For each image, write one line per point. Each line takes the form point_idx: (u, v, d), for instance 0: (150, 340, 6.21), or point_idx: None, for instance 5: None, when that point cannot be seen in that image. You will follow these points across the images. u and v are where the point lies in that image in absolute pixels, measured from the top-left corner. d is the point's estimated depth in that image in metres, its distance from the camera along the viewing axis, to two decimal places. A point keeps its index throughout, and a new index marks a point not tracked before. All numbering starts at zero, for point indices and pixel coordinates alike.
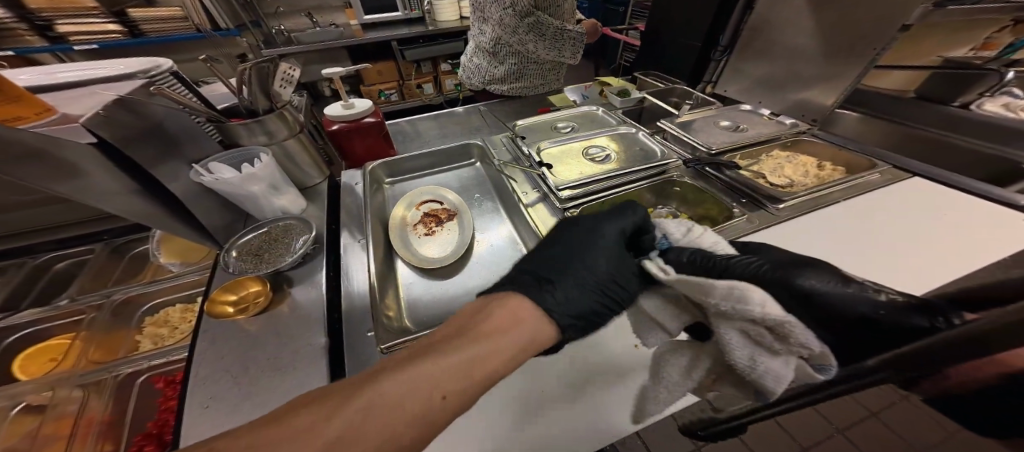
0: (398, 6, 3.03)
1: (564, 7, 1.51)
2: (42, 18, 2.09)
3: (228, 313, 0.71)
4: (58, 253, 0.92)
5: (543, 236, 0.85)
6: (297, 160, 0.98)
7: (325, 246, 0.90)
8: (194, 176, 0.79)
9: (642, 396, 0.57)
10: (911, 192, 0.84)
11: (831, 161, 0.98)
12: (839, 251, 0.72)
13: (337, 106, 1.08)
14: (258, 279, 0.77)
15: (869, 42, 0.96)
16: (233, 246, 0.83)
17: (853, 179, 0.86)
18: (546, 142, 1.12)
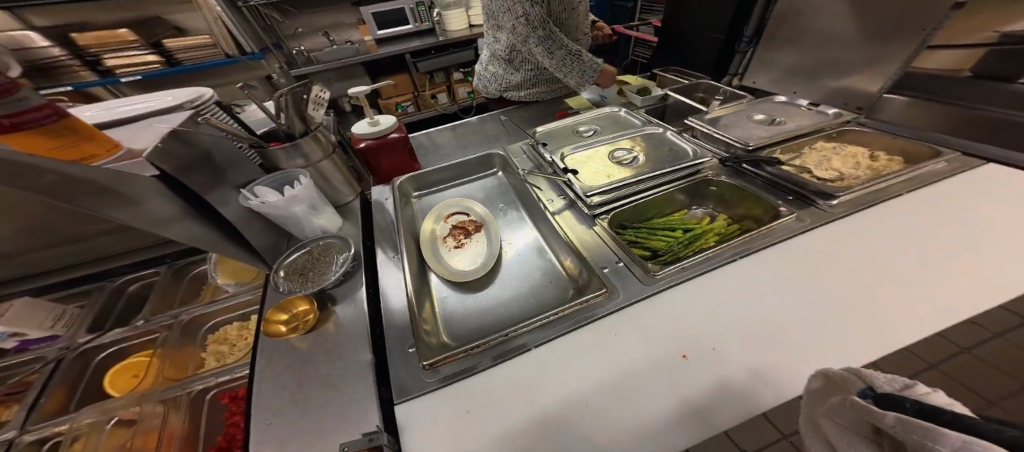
0: (410, 20, 3.09)
1: (576, 10, 1.51)
2: (90, 53, 2.25)
3: (280, 332, 0.74)
4: (133, 275, 1.02)
5: (574, 244, 0.83)
6: (331, 179, 1.01)
7: (363, 262, 0.91)
8: (242, 201, 0.85)
9: (688, 404, 0.54)
10: (982, 181, 0.76)
11: (884, 151, 0.91)
12: (903, 250, 0.67)
13: (363, 124, 1.11)
14: (307, 298, 0.81)
15: (914, 22, 0.89)
16: (281, 266, 0.88)
17: (913, 171, 0.80)
18: (568, 147, 1.09)
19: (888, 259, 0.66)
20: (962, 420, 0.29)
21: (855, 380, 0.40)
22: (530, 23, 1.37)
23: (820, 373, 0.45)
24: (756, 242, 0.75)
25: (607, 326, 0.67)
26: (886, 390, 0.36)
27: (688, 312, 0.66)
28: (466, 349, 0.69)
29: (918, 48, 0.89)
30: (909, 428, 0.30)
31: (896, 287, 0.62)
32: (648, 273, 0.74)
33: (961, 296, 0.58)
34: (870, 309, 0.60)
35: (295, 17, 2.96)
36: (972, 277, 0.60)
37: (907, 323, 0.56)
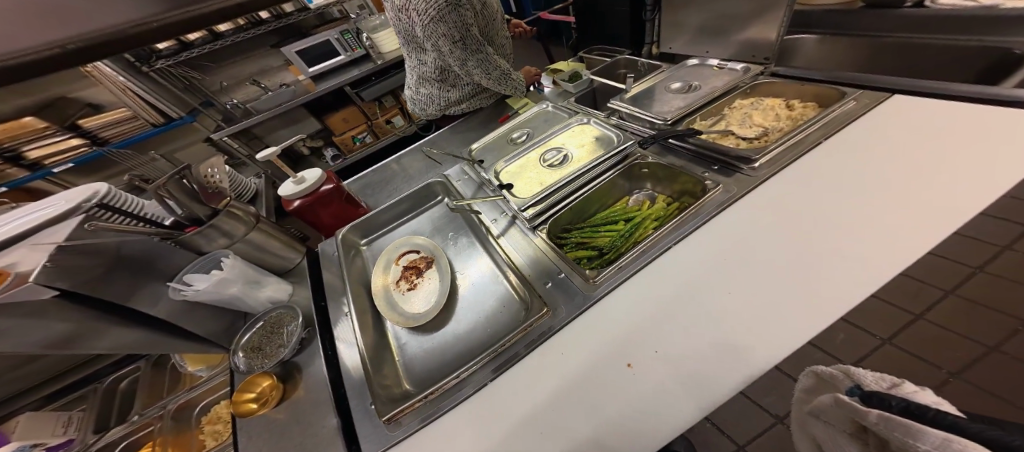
0: (339, 50, 2.97)
1: (496, 24, 1.58)
2: (6, 149, 2.12)
3: (252, 408, 0.66)
4: (121, 372, 0.91)
5: (518, 265, 0.84)
6: (274, 249, 0.94)
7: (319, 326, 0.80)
8: (175, 295, 0.72)
9: (633, 414, 0.57)
10: (892, 110, 0.78)
11: (800, 98, 0.91)
12: (821, 203, 0.68)
13: (290, 184, 1.06)
14: (269, 371, 0.71)
15: None
16: (237, 346, 0.77)
17: (827, 114, 0.80)
18: (500, 162, 1.07)
19: (814, 218, 0.67)
20: (941, 419, 0.36)
21: (844, 379, 0.47)
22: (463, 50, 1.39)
23: (813, 371, 0.52)
24: (690, 222, 0.75)
25: (555, 346, 0.68)
26: (873, 387, 0.44)
27: (627, 315, 0.67)
28: (421, 397, 0.66)
29: None
30: (889, 425, 0.38)
31: (823, 249, 0.63)
32: (588, 280, 0.74)
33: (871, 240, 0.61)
34: (797, 279, 0.62)
35: (215, 71, 2.75)
36: (890, 223, 0.62)
37: (830, 288, 0.59)
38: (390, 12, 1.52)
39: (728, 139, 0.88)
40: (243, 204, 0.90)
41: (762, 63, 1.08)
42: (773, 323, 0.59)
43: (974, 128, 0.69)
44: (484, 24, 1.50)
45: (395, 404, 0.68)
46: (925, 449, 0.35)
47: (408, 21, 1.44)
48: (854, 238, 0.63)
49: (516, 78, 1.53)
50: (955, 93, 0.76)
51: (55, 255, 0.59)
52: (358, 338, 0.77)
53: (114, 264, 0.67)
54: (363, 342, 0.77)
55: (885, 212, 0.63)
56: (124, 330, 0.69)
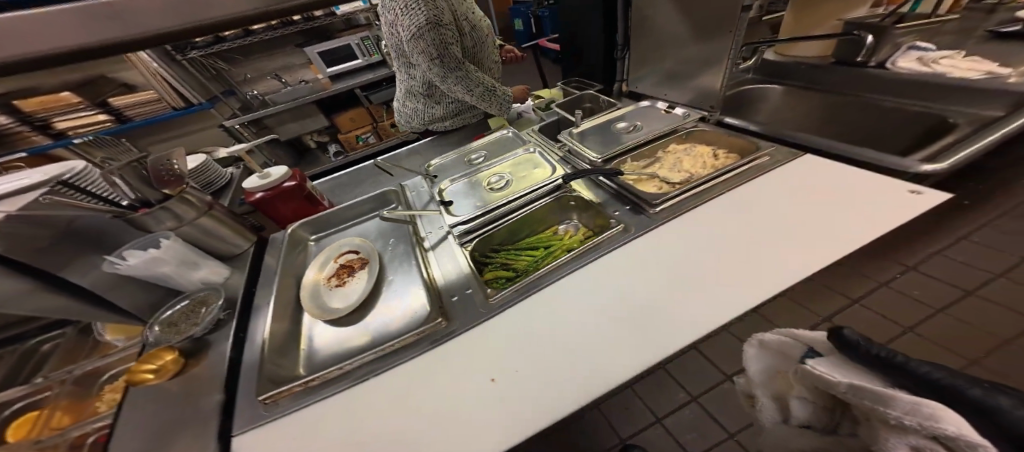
0: (356, 54, 3.14)
1: (484, 48, 1.68)
2: (38, 118, 2.33)
3: (147, 377, 0.71)
4: (44, 336, 1.02)
5: (432, 277, 0.89)
6: (220, 235, 1.02)
7: (240, 309, 0.89)
8: (107, 268, 0.79)
9: (472, 430, 0.57)
10: (790, 172, 0.86)
11: (726, 148, 0.99)
12: (706, 253, 0.73)
13: (255, 178, 1.14)
14: (175, 346, 0.77)
15: (725, 25, 1.00)
16: (155, 321, 0.85)
17: (739, 167, 0.89)
18: (449, 181, 1.14)
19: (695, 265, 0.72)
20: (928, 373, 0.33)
21: (794, 344, 0.44)
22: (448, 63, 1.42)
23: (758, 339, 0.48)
24: (590, 254, 0.83)
25: (438, 354, 0.72)
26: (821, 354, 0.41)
27: (504, 334, 0.72)
28: (301, 382, 0.71)
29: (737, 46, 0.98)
30: (858, 393, 0.34)
31: (691, 292, 0.67)
32: (487, 298, 0.80)
33: (735, 289, 0.64)
34: (660, 316, 0.65)
35: (243, 64, 2.98)
36: (754, 279, 0.65)
37: (688, 326, 0.62)
38: (384, 28, 1.61)
39: (652, 181, 0.96)
40: (200, 192, 0.99)
41: (709, 110, 1.12)
42: (627, 354, 0.61)
43: (860, 201, 0.74)
44: (470, 44, 1.59)
45: (277, 385, 0.72)
46: (896, 414, 0.31)
47: (398, 38, 1.53)
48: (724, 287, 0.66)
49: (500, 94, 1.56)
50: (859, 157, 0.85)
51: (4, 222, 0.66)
52: (267, 325, 0.83)
53: (61, 235, 0.76)
54: (271, 330, 0.83)
55: (759, 264, 0.67)
56: (53, 294, 0.77)
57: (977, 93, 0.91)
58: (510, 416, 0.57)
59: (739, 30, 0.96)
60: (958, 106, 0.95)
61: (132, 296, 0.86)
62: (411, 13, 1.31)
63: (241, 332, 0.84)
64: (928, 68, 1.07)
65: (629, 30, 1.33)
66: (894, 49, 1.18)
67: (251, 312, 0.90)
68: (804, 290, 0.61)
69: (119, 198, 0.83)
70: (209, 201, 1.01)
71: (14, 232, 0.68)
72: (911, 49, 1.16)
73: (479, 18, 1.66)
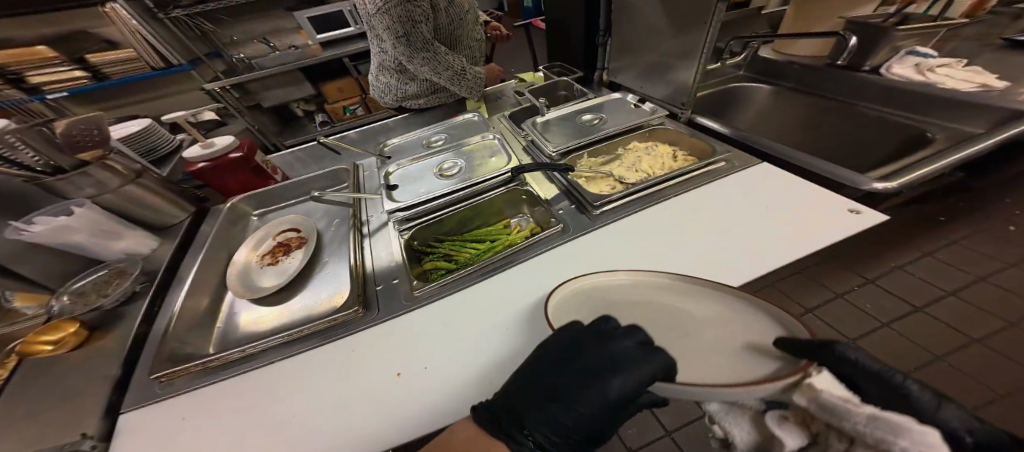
0: (347, 21, 2.98)
1: (463, 22, 1.55)
2: (10, 71, 2.18)
3: (43, 349, 0.69)
4: None
5: (360, 264, 0.84)
6: (152, 205, 0.97)
7: (158, 282, 0.86)
8: (9, 233, 0.75)
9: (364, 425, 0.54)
10: (749, 179, 0.80)
11: (688, 150, 0.94)
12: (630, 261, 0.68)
13: (198, 148, 1.06)
14: (79, 318, 0.74)
15: (704, 19, 0.93)
16: (66, 290, 0.82)
17: (693, 170, 0.83)
18: (396, 165, 1.08)
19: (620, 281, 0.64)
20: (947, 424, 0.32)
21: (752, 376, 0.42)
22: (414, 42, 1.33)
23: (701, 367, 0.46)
24: (524, 250, 0.79)
25: (347, 342, 0.68)
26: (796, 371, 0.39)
27: (420, 327, 0.68)
28: (200, 362, 0.67)
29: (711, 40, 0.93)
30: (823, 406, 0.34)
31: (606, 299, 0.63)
32: (411, 290, 0.76)
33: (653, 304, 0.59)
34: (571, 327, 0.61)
35: (230, 25, 2.86)
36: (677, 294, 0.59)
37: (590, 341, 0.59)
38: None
39: (607, 180, 0.94)
40: (128, 159, 0.94)
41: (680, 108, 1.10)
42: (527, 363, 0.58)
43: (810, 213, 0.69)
44: (446, 18, 1.47)
45: (176, 362, 0.69)
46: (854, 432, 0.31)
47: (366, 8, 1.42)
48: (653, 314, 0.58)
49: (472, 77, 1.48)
50: (808, 166, 0.85)
51: None
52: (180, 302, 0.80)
53: None
54: (185, 307, 0.80)
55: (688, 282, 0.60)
56: None
57: (969, 109, 0.88)
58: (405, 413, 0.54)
59: (715, 24, 0.90)
60: (941, 123, 0.92)
61: (42, 264, 0.83)
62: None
63: (155, 307, 0.80)
64: (921, 77, 1.00)
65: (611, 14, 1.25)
66: (892, 52, 1.10)
67: (170, 287, 0.86)
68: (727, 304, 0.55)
69: (24, 160, 0.78)
70: (138, 168, 0.95)
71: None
72: (909, 54, 1.08)
73: None
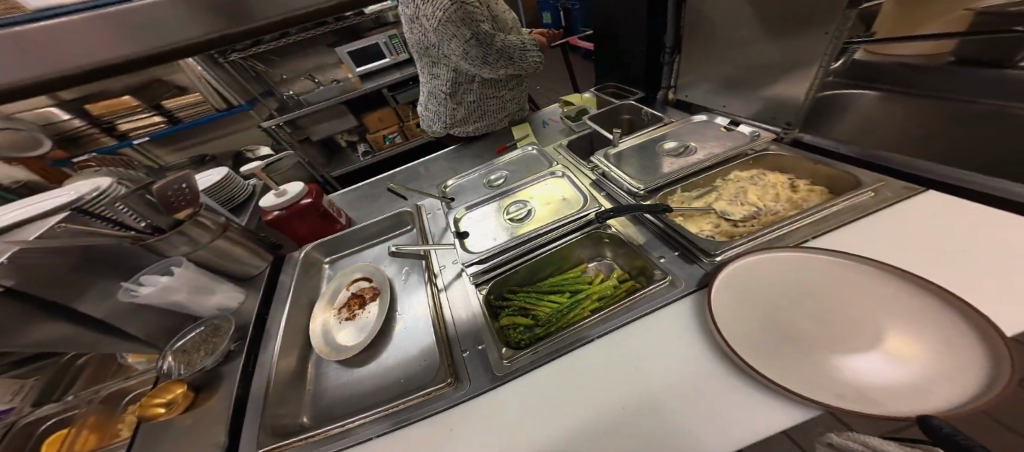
0: (386, 53, 3.07)
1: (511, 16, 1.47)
2: (105, 121, 2.48)
3: (158, 412, 0.69)
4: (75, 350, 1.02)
5: (439, 326, 0.78)
6: (236, 256, 0.99)
7: (250, 338, 0.85)
8: (123, 295, 0.77)
9: None
10: (907, 215, 0.65)
11: (808, 179, 0.80)
12: (770, 316, 0.59)
13: (271, 195, 1.06)
14: (184, 378, 0.74)
15: (819, 24, 0.80)
16: (170, 349, 0.82)
17: (823, 208, 0.70)
18: (463, 208, 1.03)
19: (775, 308, 0.60)
20: None
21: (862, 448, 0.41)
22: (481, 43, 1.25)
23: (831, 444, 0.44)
24: (626, 308, 0.70)
25: (444, 424, 0.61)
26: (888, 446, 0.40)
27: (517, 402, 0.61)
28: (303, 436, 0.65)
29: (834, 42, 0.79)
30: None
31: (746, 350, 0.55)
32: (500, 358, 0.68)
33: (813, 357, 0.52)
34: (710, 401, 0.53)
35: (279, 64, 2.95)
36: (835, 341, 0.53)
37: (751, 417, 0.49)
38: (407, 26, 1.50)
39: (707, 218, 0.82)
40: (214, 213, 0.96)
41: (783, 128, 0.96)
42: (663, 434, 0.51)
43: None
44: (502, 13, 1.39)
45: (280, 437, 0.67)
46: None
47: (420, 33, 1.40)
48: (819, 351, 0.52)
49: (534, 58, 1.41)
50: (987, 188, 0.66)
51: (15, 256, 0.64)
52: (274, 363, 0.79)
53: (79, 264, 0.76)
54: (277, 369, 0.78)
55: (859, 321, 0.54)
56: (62, 324, 0.76)
57: None
58: None
59: (840, 27, 0.77)
60: None
61: (144, 323, 0.85)
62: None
63: (250, 366, 0.79)
64: None
65: (683, 27, 1.15)
66: None
67: (262, 343, 0.86)
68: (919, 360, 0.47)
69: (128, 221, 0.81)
70: (224, 222, 0.97)
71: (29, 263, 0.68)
72: None
73: (509, 11, 1.46)
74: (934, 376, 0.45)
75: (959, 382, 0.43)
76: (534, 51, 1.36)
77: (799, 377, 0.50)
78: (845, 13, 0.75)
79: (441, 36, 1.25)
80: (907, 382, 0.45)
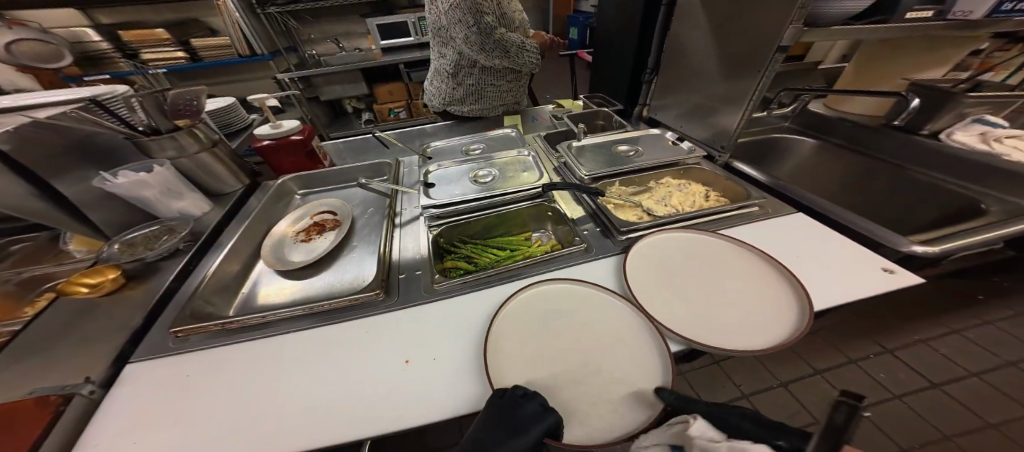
0: (410, 32, 3.18)
1: (521, 15, 1.60)
2: (132, 48, 2.58)
3: (80, 290, 0.77)
4: (14, 236, 1.06)
5: (387, 253, 0.90)
6: (216, 173, 1.10)
7: (201, 242, 0.96)
8: (96, 182, 0.90)
9: (375, 398, 0.59)
10: (782, 226, 0.79)
11: (721, 192, 0.96)
12: (668, 279, 0.71)
13: (267, 126, 1.18)
14: (119, 266, 0.83)
15: (757, 63, 0.94)
16: (117, 240, 0.94)
17: (722, 211, 0.84)
18: (435, 166, 1.15)
19: (673, 275, 0.72)
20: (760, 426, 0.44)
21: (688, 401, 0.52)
22: (481, 31, 1.39)
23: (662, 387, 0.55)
24: (543, 262, 0.82)
25: (365, 325, 0.73)
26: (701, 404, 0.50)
27: (432, 320, 0.72)
28: (219, 323, 0.73)
29: (764, 81, 0.94)
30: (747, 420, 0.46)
31: (645, 301, 0.67)
32: (432, 285, 0.80)
33: (689, 309, 0.65)
34: (602, 338, 0.64)
35: (309, 25, 3.16)
36: (710, 300, 0.65)
37: (627, 355, 0.61)
38: (426, 7, 1.64)
39: (635, 210, 0.95)
40: (209, 130, 1.09)
41: (720, 151, 1.11)
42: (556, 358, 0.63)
43: (840, 269, 0.66)
44: (513, 11, 1.53)
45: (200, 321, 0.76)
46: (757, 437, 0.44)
47: (436, 14, 1.55)
48: (698, 312, 0.64)
49: (532, 57, 1.54)
50: (867, 233, 0.77)
51: (22, 128, 0.79)
52: (216, 265, 0.88)
53: (73, 146, 0.88)
54: (221, 269, 0.88)
55: (732, 288, 0.66)
56: (33, 198, 0.86)
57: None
58: (426, 399, 0.58)
59: (769, 69, 0.91)
60: (999, 195, 0.89)
61: (105, 208, 0.95)
62: None
63: (191, 264, 0.90)
64: (987, 146, 0.97)
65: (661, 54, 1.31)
66: (957, 118, 1.06)
67: (209, 250, 0.96)
68: (759, 321, 0.59)
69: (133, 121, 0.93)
70: (215, 139, 1.10)
71: (27, 135, 0.80)
72: (975, 122, 1.04)
73: (520, 11, 1.60)
74: (759, 331, 0.58)
75: (776, 338, 0.56)
76: (531, 48, 1.49)
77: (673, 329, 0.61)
78: (774, 55, 0.89)
79: (449, 17, 1.39)
80: (740, 331, 0.59)
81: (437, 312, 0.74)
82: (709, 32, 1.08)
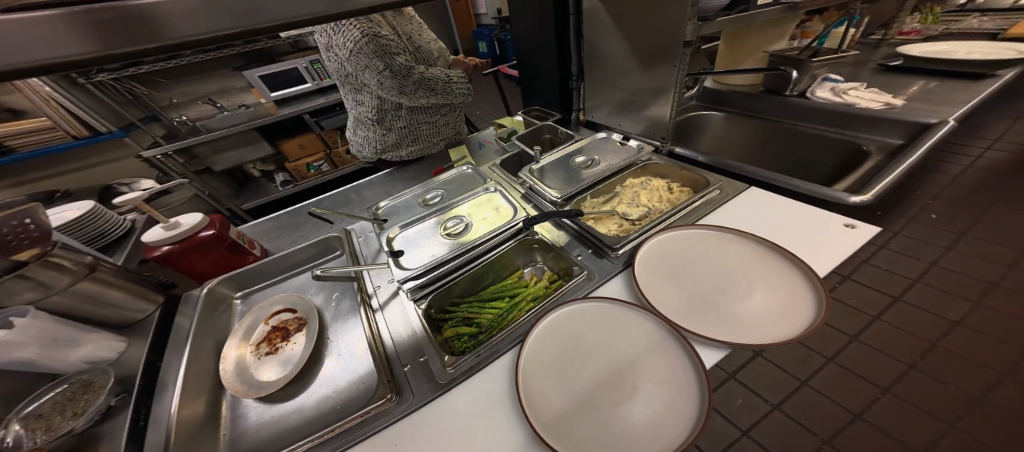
0: (307, 78, 2.88)
1: (433, 45, 1.53)
2: None
3: None
4: None
5: (379, 346, 0.77)
6: (110, 300, 0.84)
7: (140, 388, 0.73)
8: None
9: None
10: (745, 203, 0.89)
11: (681, 181, 1.05)
12: (687, 284, 0.73)
13: (156, 229, 0.91)
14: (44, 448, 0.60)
15: (670, 60, 1.05)
16: (14, 417, 0.67)
17: (692, 203, 0.91)
18: (397, 227, 1.02)
19: (688, 278, 0.74)
20: None
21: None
22: (399, 73, 1.28)
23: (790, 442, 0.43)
24: (553, 303, 0.78)
25: (387, 440, 0.60)
26: None
27: (482, 396, 0.63)
28: None
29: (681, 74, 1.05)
30: None
31: (677, 311, 0.68)
32: (444, 369, 0.70)
33: (718, 309, 0.67)
34: (647, 362, 0.62)
35: (169, 87, 2.58)
36: (732, 295, 0.69)
37: (675, 369, 0.60)
38: (323, 54, 1.47)
39: (613, 219, 0.98)
40: (77, 252, 0.79)
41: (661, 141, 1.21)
42: (608, 399, 0.58)
43: (808, 233, 0.77)
44: (426, 45, 1.45)
45: None
46: None
47: (337, 61, 1.39)
48: (718, 302, 0.68)
49: (460, 88, 1.49)
50: (816, 195, 0.88)
51: None
52: (175, 410, 0.68)
53: None
54: (182, 416, 0.69)
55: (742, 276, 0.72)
56: None
57: (878, 120, 1.10)
58: None
59: (683, 63, 1.02)
60: (863, 132, 1.14)
61: None
62: (345, 31, 1.20)
63: (142, 419, 0.68)
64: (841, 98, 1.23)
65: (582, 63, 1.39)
66: (814, 78, 1.34)
67: (156, 390, 0.74)
68: (782, 303, 0.64)
69: None
70: (92, 260, 0.82)
71: None
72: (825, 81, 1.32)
73: (433, 41, 1.54)
74: (785, 315, 0.62)
75: (804, 316, 0.61)
76: (456, 79, 1.44)
77: (701, 326, 0.64)
78: (683, 51, 1.00)
79: (357, 63, 1.26)
80: (771, 316, 0.63)
81: (475, 384, 0.66)
82: (620, 36, 1.17)
